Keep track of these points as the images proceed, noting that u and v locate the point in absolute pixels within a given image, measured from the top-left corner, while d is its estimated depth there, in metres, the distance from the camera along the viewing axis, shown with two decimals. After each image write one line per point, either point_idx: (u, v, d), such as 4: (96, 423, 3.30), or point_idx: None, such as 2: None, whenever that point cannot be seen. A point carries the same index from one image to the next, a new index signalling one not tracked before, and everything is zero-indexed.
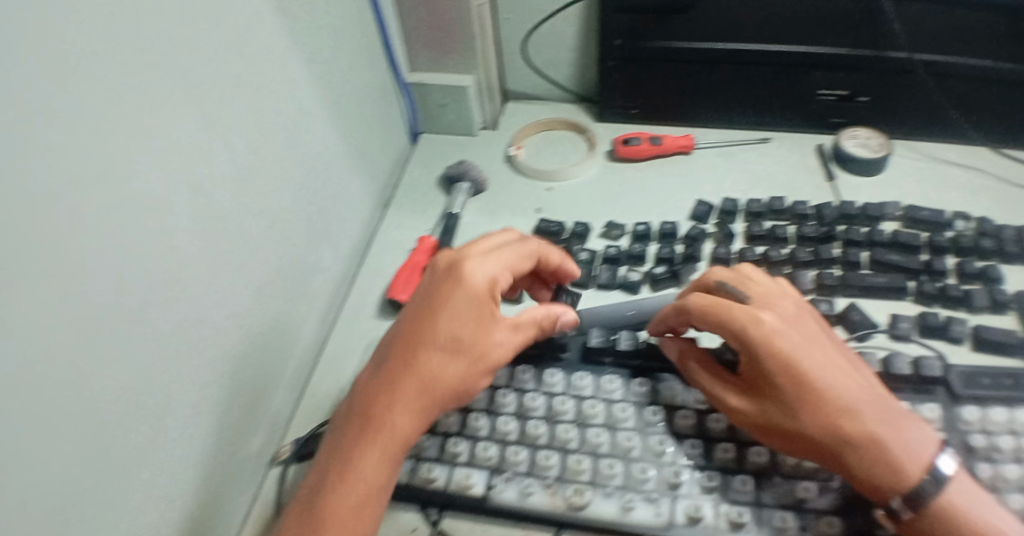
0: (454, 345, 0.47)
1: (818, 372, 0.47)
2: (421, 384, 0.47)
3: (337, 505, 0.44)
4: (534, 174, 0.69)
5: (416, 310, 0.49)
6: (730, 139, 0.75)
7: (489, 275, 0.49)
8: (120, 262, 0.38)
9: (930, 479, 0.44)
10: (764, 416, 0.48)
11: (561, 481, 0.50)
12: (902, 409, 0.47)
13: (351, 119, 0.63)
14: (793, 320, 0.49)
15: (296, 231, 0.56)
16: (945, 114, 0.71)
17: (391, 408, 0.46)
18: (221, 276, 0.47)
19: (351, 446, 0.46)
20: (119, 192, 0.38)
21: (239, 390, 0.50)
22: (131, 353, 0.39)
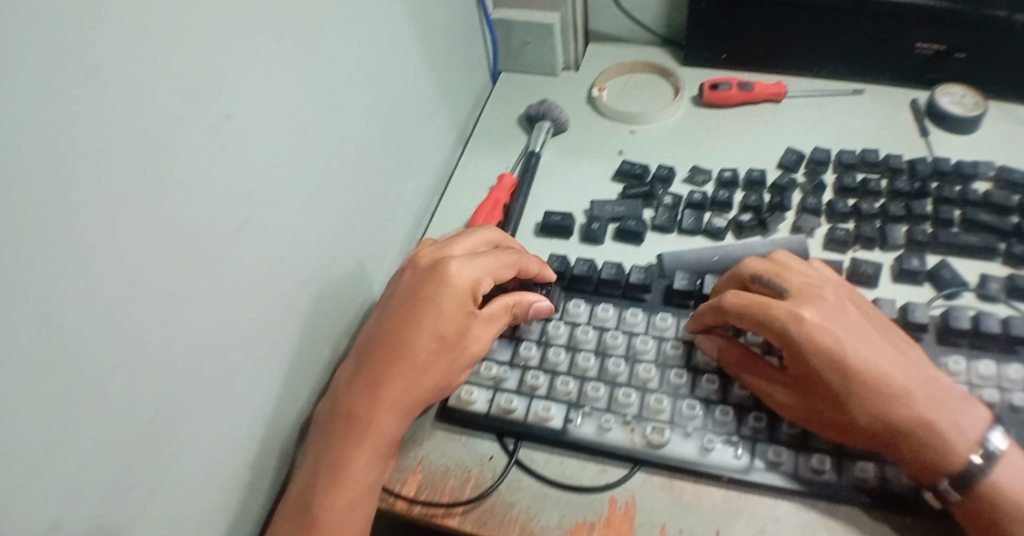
0: (440, 341, 0.47)
1: (864, 364, 0.45)
2: (405, 381, 0.46)
3: (336, 487, 0.44)
4: (615, 116, 0.67)
5: (400, 301, 0.49)
6: (821, 89, 0.72)
7: (473, 275, 0.49)
8: (211, 173, 0.39)
9: (982, 458, 0.44)
10: (811, 413, 0.47)
11: (640, 419, 0.50)
12: (955, 389, 0.46)
13: (437, 51, 0.62)
14: (838, 310, 0.48)
15: (382, 159, 0.56)
16: None
17: (376, 402, 0.46)
18: (310, 194, 0.47)
19: (339, 430, 0.45)
20: (210, 105, 0.38)
21: (323, 310, 0.51)
22: (221, 259, 0.40)
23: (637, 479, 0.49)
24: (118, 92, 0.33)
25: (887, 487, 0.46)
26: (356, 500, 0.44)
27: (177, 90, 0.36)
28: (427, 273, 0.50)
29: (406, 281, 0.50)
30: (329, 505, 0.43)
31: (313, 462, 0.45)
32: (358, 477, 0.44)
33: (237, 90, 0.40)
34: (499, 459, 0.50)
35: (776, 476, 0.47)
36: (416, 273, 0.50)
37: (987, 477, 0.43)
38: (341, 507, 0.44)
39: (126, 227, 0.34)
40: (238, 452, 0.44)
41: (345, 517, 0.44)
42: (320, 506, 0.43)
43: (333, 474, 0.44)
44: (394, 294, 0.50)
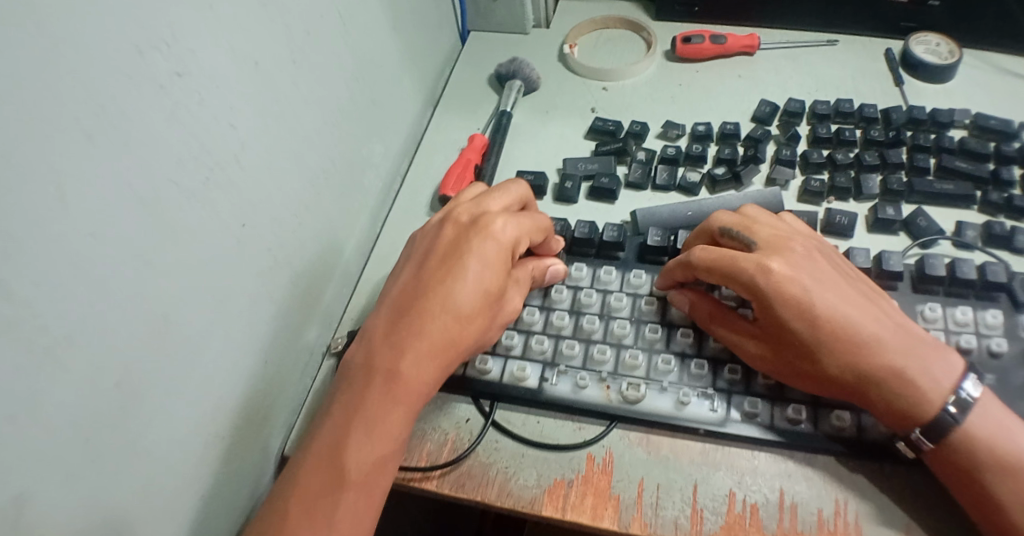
0: (483, 296, 0.45)
1: (834, 312, 0.45)
2: (446, 335, 0.44)
3: (367, 442, 0.42)
4: (587, 73, 0.66)
5: (439, 255, 0.47)
6: (795, 40, 0.71)
7: (514, 233, 0.47)
8: (163, 138, 0.37)
9: (951, 406, 0.43)
10: (781, 362, 0.46)
11: (616, 375, 0.50)
12: (928, 338, 0.46)
13: (401, 8, 0.60)
14: (806, 261, 0.47)
15: (347, 122, 0.54)
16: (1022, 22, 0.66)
17: (413, 355, 0.43)
18: (273, 157, 0.46)
19: (377, 382, 0.43)
20: (158, 67, 0.37)
21: (292, 278, 0.50)
22: (181, 225, 0.39)
23: (614, 436, 0.49)
24: (60, 49, 0.32)
25: (864, 435, 0.46)
26: (386, 457, 0.43)
27: (125, 47, 0.34)
28: (468, 229, 0.47)
29: (445, 234, 0.48)
30: (355, 460, 0.42)
31: (342, 416, 0.43)
32: (390, 434, 0.43)
33: (191, 48, 0.38)
34: (475, 422, 0.50)
35: (752, 427, 0.47)
36: (457, 227, 0.48)
37: (959, 427, 0.43)
38: (369, 464, 0.42)
39: (78, 191, 0.33)
40: (211, 422, 0.43)
41: (373, 473, 0.42)
42: (348, 461, 0.42)
43: (363, 429, 0.42)
44: (429, 246, 0.48)
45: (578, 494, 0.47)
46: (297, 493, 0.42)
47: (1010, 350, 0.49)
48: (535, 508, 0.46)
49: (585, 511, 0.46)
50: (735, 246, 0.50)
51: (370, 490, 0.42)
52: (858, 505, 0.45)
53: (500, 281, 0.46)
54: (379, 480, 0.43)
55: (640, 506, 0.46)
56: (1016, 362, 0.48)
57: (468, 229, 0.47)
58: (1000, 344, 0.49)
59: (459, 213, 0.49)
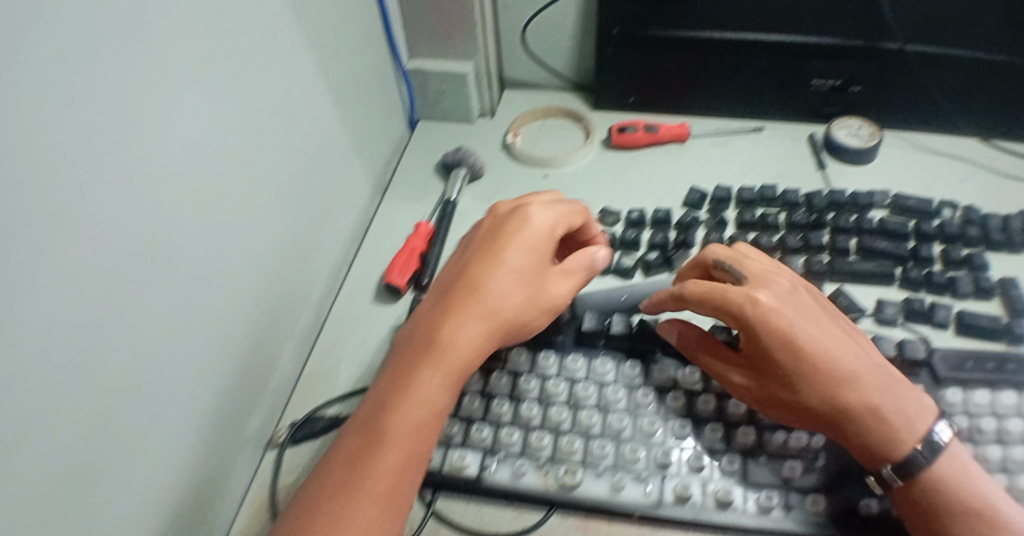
0: (520, 275, 0.52)
1: (814, 345, 0.49)
2: (494, 310, 0.50)
3: (398, 422, 0.46)
4: (530, 161, 0.70)
5: (467, 251, 0.54)
6: (723, 127, 0.76)
7: (552, 217, 0.55)
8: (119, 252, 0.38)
9: (921, 449, 0.47)
10: (765, 390, 0.50)
11: (553, 461, 0.51)
12: (900, 377, 0.50)
13: (350, 105, 0.64)
14: (792, 296, 0.51)
15: (297, 217, 0.57)
16: (936, 105, 0.72)
17: (456, 327, 0.49)
18: (223, 256, 0.47)
19: (418, 364, 0.49)
20: (120, 184, 0.38)
21: (238, 372, 0.51)
22: (134, 334, 0.40)
23: (552, 522, 0.50)
24: (23, 167, 0.33)
25: (791, 515, 0.48)
26: (424, 424, 0.47)
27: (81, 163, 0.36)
28: (504, 224, 0.55)
29: (485, 227, 0.56)
30: (400, 425, 0.46)
31: (378, 404, 0.48)
32: (425, 410, 0.47)
33: (147, 159, 0.40)
34: (415, 512, 0.51)
35: (684, 510, 0.49)
36: (488, 227, 0.56)
37: (928, 467, 0.46)
38: (412, 426, 0.46)
39: (31, 308, 0.34)
40: (149, 520, 0.43)
41: (402, 458, 0.45)
42: (382, 446, 0.45)
43: (405, 397, 0.47)
44: (465, 249, 0.56)
45: None
46: (322, 489, 0.44)
47: None
48: None
49: None
50: (727, 278, 0.54)
51: (408, 459, 0.46)
52: None
53: (537, 261, 0.53)
54: (407, 465, 0.45)
55: None
56: None
57: (504, 221, 0.55)
58: None
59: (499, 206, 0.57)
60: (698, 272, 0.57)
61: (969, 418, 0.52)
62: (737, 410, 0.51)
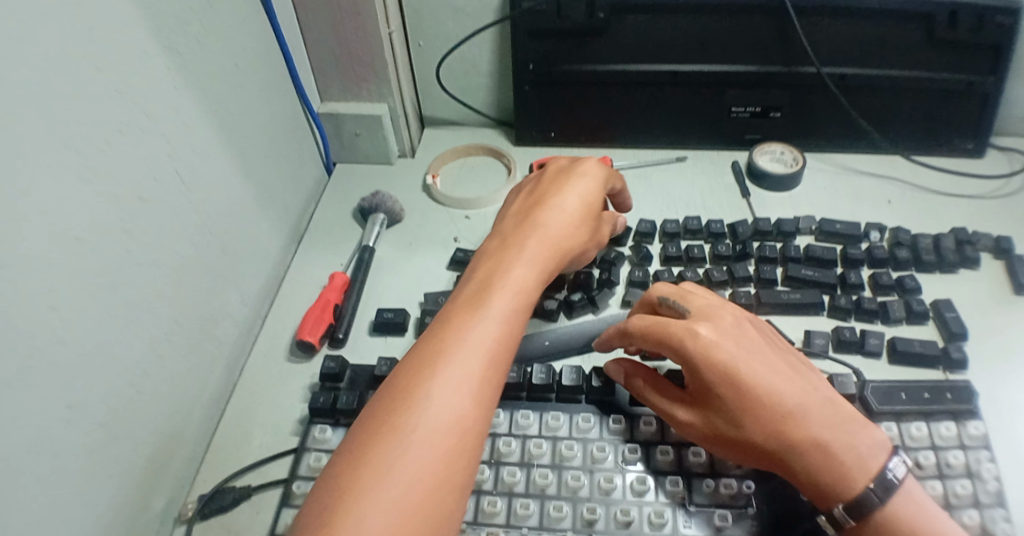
0: (581, 211, 0.56)
1: (756, 379, 0.47)
2: (553, 235, 0.54)
3: (469, 336, 0.44)
4: (451, 202, 0.67)
5: (525, 203, 0.58)
6: (648, 158, 0.75)
7: (603, 174, 0.60)
8: None
9: (875, 488, 0.44)
10: (710, 426, 0.48)
11: (475, 525, 0.48)
12: (854, 413, 0.47)
13: (256, 155, 0.61)
14: (735, 330, 0.49)
15: (197, 277, 0.53)
16: (856, 124, 0.73)
17: (528, 244, 0.52)
18: (104, 331, 0.44)
19: (487, 283, 0.49)
20: None
21: (132, 450, 0.47)
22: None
23: None
24: None
25: None
26: (500, 349, 0.45)
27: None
28: (556, 176, 0.59)
29: (541, 182, 0.60)
30: (483, 343, 0.44)
31: (443, 322, 0.46)
32: (504, 323, 0.46)
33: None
34: None
35: None
36: (542, 182, 0.59)
37: (882, 508, 0.43)
38: (494, 348, 0.45)
39: None
40: None
41: (478, 377, 0.43)
42: (453, 354, 0.43)
43: (471, 322, 0.45)
44: (509, 209, 0.59)
45: None
46: (389, 408, 0.41)
47: None
48: None
49: None
50: (672, 315, 0.52)
51: (483, 392, 0.43)
52: None
53: (591, 204, 0.57)
54: (482, 383, 0.43)
55: None
56: None
57: (561, 177, 0.59)
58: None
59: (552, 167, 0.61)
60: (645, 311, 0.55)
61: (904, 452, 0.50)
62: (664, 458, 0.50)
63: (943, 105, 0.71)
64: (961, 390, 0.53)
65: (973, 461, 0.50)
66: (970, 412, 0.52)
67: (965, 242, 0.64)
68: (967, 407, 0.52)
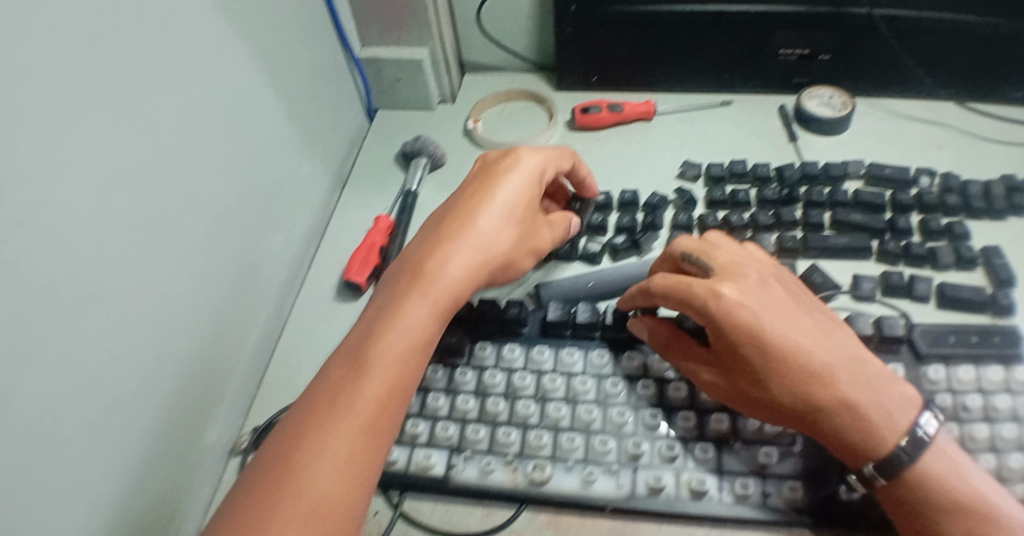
0: (508, 216, 0.53)
1: (782, 338, 0.46)
2: (478, 245, 0.51)
3: (368, 379, 0.45)
4: (491, 146, 0.67)
5: (457, 198, 0.55)
6: (692, 102, 0.74)
7: (543, 162, 0.55)
8: (31, 273, 0.36)
9: (905, 444, 0.44)
10: (735, 386, 0.48)
11: (522, 457, 0.49)
12: (886, 372, 0.47)
13: (299, 100, 0.61)
14: (759, 288, 0.49)
15: (245, 219, 0.55)
16: (908, 70, 0.71)
17: (450, 262, 0.49)
18: (155, 269, 0.45)
19: (393, 310, 0.47)
20: (25, 200, 0.36)
21: (188, 384, 0.49)
22: (61, 357, 0.38)
23: (523, 519, 0.49)
24: None
25: (769, 502, 0.47)
26: (393, 384, 0.45)
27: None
28: (491, 168, 0.55)
29: (473, 175, 0.56)
30: (365, 387, 0.44)
31: (349, 356, 0.46)
32: (396, 360, 0.46)
33: (49, 176, 0.37)
34: (384, 514, 0.50)
35: (658, 502, 0.47)
36: (474, 174, 0.56)
37: (914, 464, 0.44)
38: (376, 394, 0.44)
39: None
40: None
41: (370, 418, 0.44)
42: (353, 394, 0.44)
43: (376, 353, 0.45)
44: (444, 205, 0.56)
45: None
46: (291, 448, 0.42)
47: None
48: None
49: None
50: (696, 272, 0.52)
51: (378, 427, 0.44)
52: None
53: (527, 201, 0.54)
54: (371, 428, 0.44)
55: None
56: None
57: (498, 168, 0.55)
58: None
59: (488, 156, 0.58)
60: (667, 266, 0.54)
61: (952, 396, 0.50)
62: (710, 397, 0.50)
63: (1003, 53, 0.67)
64: (1009, 334, 0.52)
65: (1021, 405, 0.49)
66: (1016, 356, 0.51)
67: (1017, 188, 0.62)
68: (1014, 351, 0.51)
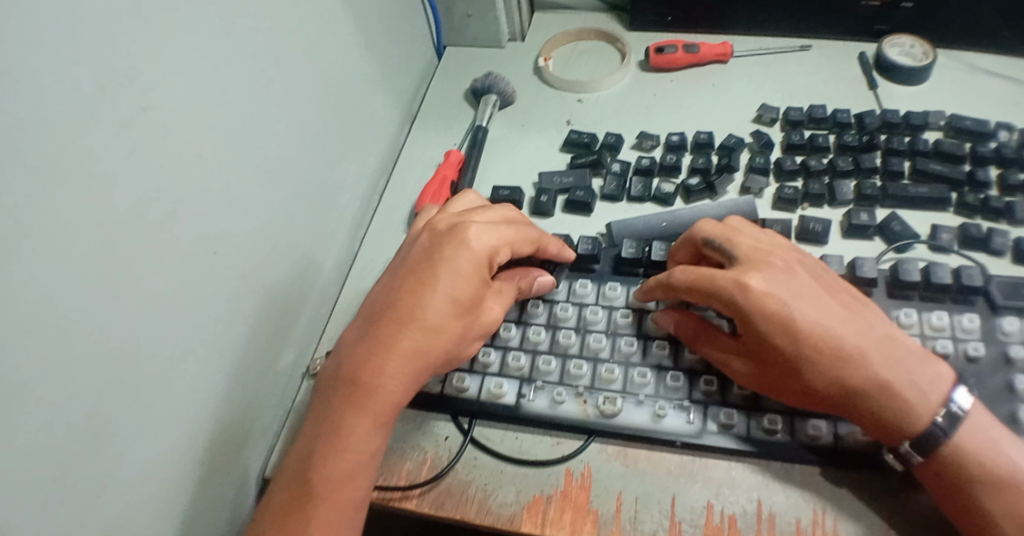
0: (457, 302, 0.46)
1: (813, 324, 0.45)
2: (417, 352, 0.45)
3: (332, 456, 0.43)
4: (563, 86, 0.69)
5: (396, 272, 0.49)
6: (769, 47, 0.72)
7: (492, 240, 0.48)
8: (125, 173, 0.37)
9: (944, 416, 0.43)
10: (768, 376, 0.46)
11: (592, 390, 0.50)
12: (914, 349, 0.46)
13: (375, 30, 0.62)
14: (785, 275, 0.47)
15: (323, 144, 0.56)
16: (985, 22, 0.67)
17: (382, 366, 0.45)
18: (242, 186, 0.46)
19: (347, 394, 0.45)
20: (123, 101, 0.37)
21: (272, 301, 0.50)
22: (153, 259, 0.39)
23: (592, 450, 0.49)
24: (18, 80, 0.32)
25: (841, 445, 0.46)
26: (355, 464, 0.44)
27: (79, 86, 0.35)
28: (443, 240, 0.48)
29: (421, 243, 0.49)
30: (321, 473, 0.43)
31: (314, 430, 0.45)
32: (359, 443, 0.44)
33: (150, 82, 0.39)
34: (454, 440, 0.50)
35: (729, 438, 0.47)
36: (419, 248, 0.49)
37: (949, 440, 0.43)
38: (336, 472, 0.43)
39: (41, 232, 0.33)
40: (187, 452, 0.43)
41: (339, 486, 0.43)
42: (317, 469, 0.43)
43: (332, 440, 0.44)
44: (394, 263, 0.51)
45: (557, 510, 0.47)
46: (267, 516, 0.43)
47: (987, 354, 0.49)
48: (514, 525, 0.46)
49: (563, 527, 0.46)
50: (718, 256, 0.50)
51: (342, 504, 0.43)
52: (837, 516, 0.45)
53: (475, 292, 0.47)
54: (347, 494, 0.43)
55: (619, 520, 0.46)
56: (993, 367, 0.48)
57: (444, 243, 0.48)
58: (976, 348, 0.49)
59: (437, 222, 0.50)
60: (687, 250, 0.53)
61: None
62: None
63: None
64: None
65: None
66: None
67: None
68: None
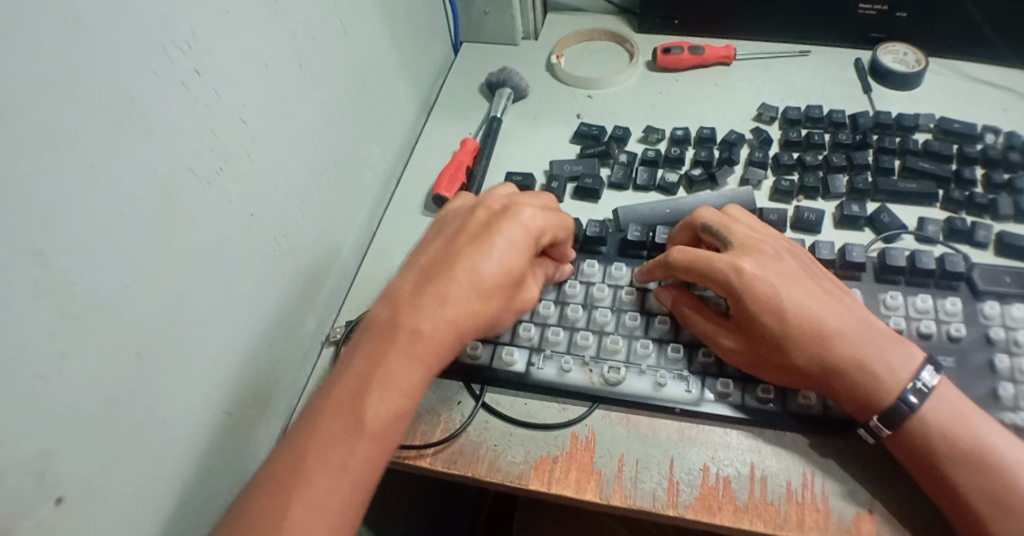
0: (508, 271, 0.49)
1: (798, 306, 0.49)
2: (467, 312, 0.48)
3: (383, 397, 0.45)
4: (571, 81, 0.74)
5: (451, 238, 0.51)
6: (770, 50, 0.77)
7: (542, 220, 0.51)
8: (178, 132, 0.41)
9: (911, 390, 0.46)
10: (756, 353, 0.50)
11: (598, 360, 0.53)
12: (889, 331, 0.49)
13: (400, 22, 0.67)
14: (775, 261, 0.51)
15: (350, 125, 0.60)
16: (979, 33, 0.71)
17: (437, 319, 0.47)
18: (279, 155, 0.50)
19: (400, 340, 0.47)
20: (182, 69, 0.41)
21: (300, 268, 0.54)
22: (198, 213, 0.43)
23: (596, 416, 0.52)
24: (97, 38, 0.36)
25: (829, 414, 0.50)
26: (400, 409, 0.46)
27: (149, 45, 0.39)
28: (500, 213, 0.51)
29: (477, 217, 0.52)
30: (371, 413, 0.45)
31: (364, 371, 0.46)
32: (407, 389, 0.46)
33: (205, 48, 0.42)
34: (466, 404, 0.53)
35: (724, 406, 0.51)
36: (474, 221, 0.52)
37: (916, 413, 0.46)
38: (382, 418, 0.45)
39: (109, 178, 0.37)
40: (220, 397, 0.47)
41: (386, 426, 0.45)
42: (367, 410, 0.45)
43: (381, 383, 0.46)
44: (441, 234, 0.53)
45: (563, 469, 0.50)
46: (308, 449, 0.44)
47: (968, 335, 0.52)
48: (522, 482, 0.49)
49: (568, 485, 0.49)
50: (715, 242, 0.54)
51: (380, 445, 0.45)
52: (824, 478, 0.48)
53: (521, 267, 0.50)
54: (389, 433, 0.45)
55: (620, 480, 0.49)
56: (974, 347, 0.52)
57: (501, 215, 0.51)
58: (958, 330, 0.52)
59: (490, 203, 0.53)
60: (686, 234, 0.56)
61: (1005, 331, 0.52)
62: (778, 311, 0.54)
63: None
64: None
65: None
66: None
67: None
68: None
